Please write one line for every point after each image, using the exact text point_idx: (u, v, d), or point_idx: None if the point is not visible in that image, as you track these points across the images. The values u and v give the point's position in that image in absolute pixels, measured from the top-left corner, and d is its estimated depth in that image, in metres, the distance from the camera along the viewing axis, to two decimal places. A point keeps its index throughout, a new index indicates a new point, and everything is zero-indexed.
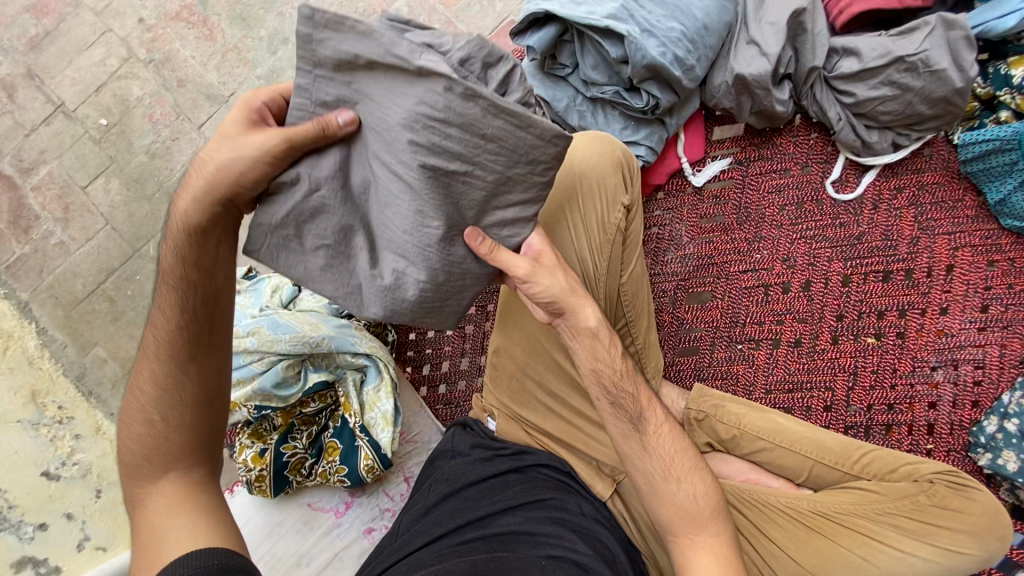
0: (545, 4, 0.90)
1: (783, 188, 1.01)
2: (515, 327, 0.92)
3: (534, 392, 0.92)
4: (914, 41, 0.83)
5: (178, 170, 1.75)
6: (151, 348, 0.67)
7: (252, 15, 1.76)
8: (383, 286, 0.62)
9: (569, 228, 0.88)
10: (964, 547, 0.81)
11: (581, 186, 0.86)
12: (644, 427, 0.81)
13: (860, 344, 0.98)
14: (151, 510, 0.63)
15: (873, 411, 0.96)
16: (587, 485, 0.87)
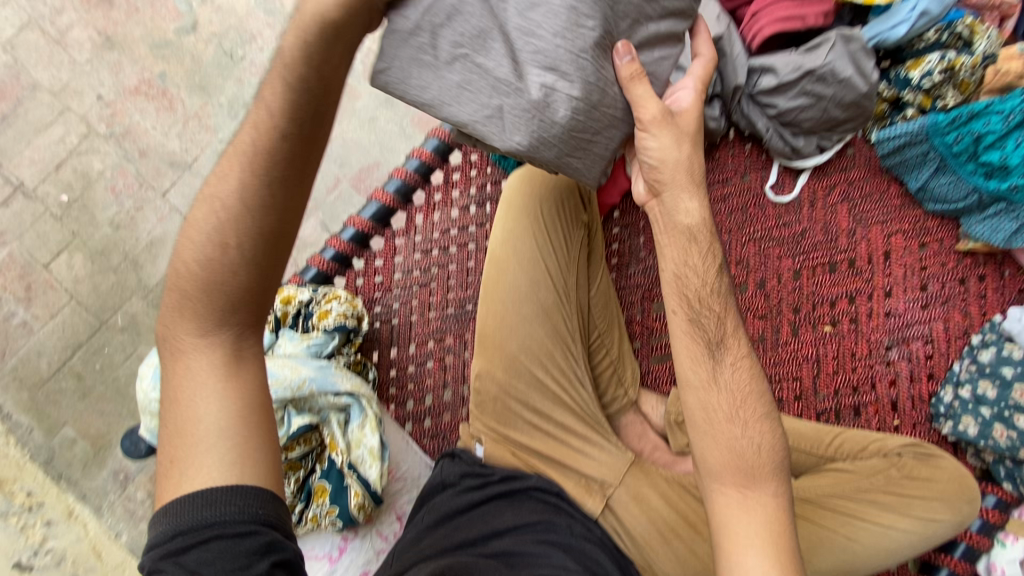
0: None
1: (728, 196, 1.08)
2: (495, 350, 0.94)
3: (519, 412, 0.94)
4: (820, 55, 0.92)
5: (144, 238, 1.74)
6: (239, 156, 0.69)
7: (211, 83, 1.82)
8: (533, 103, 0.65)
9: (534, 247, 0.92)
10: (936, 514, 0.87)
11: (543, 212, 0.92)
12: (722, 355, 0.82)
13: (819, 332, 1.04)
14: (196, 365, 0.70)
15: (841, 396, 1.01)
16: (577, 504, 0.91)
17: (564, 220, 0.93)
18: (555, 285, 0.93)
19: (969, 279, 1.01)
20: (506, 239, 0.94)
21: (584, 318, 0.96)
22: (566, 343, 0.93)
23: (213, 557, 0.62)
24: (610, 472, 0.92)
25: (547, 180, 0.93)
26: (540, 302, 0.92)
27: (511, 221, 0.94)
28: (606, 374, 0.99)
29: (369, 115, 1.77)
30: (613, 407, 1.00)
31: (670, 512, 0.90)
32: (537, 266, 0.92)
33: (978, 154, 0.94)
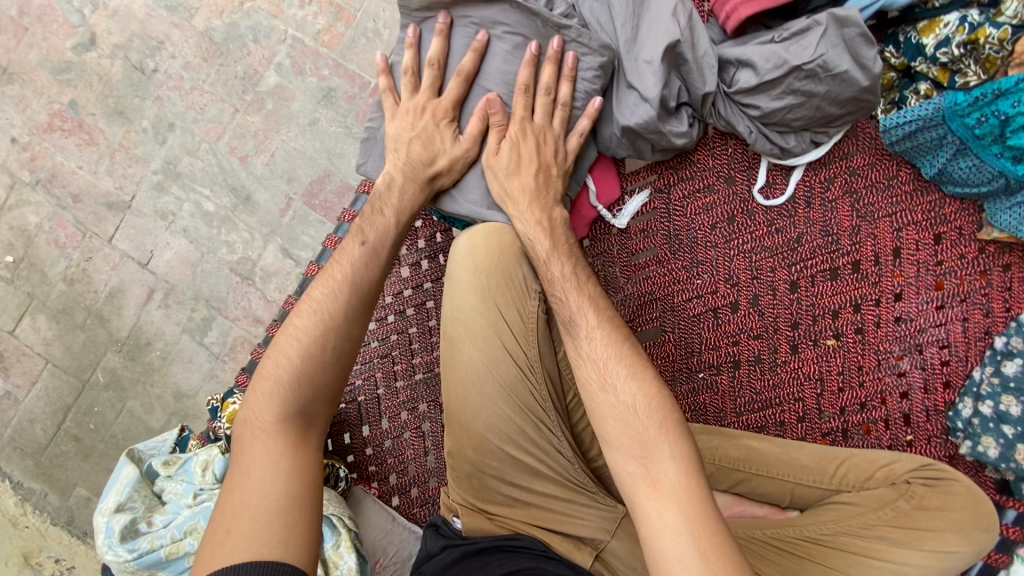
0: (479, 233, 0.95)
1: (711, 206, 0.95)
2: (463, 429, 0.88)
3: (500, 487, 0.88)
4: (808, 47, 0.78)
5: (102, 290, 1.64)
6: (333, 273, 0.81)
7: (127, 106, 1.62)
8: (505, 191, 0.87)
9: (488, 326, 0.86)
10: (952, 546, 0.78)
11: (491, 288, 0.86)
12: (578, 330, 0.80)
13: (821, 348, 0.93)
14: (263, 447, 0.73)
15: (847, 413, 0.93)
16: (567, 561, 0.83)
17: (515, 291, 0.86)
18: (516, 358, 0.86)
19: (991, 271, 0.88)
20: (458, 315, 0.87)
21: (556, 385, 0.88)
22: (536, 415, 0.86)
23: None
24: (600, 525, 0.85)
25: (493, 251, 0.86)
26: (501, 379, 0.86)
27: (458, 301, 0.87)
28: (589, 430, 0.92)
29: (308, 118, 1.58)
30: (599, 461, 0.92)
31: None
32: (494, 343, 0.86)
33: (1005, 136, 0.79)
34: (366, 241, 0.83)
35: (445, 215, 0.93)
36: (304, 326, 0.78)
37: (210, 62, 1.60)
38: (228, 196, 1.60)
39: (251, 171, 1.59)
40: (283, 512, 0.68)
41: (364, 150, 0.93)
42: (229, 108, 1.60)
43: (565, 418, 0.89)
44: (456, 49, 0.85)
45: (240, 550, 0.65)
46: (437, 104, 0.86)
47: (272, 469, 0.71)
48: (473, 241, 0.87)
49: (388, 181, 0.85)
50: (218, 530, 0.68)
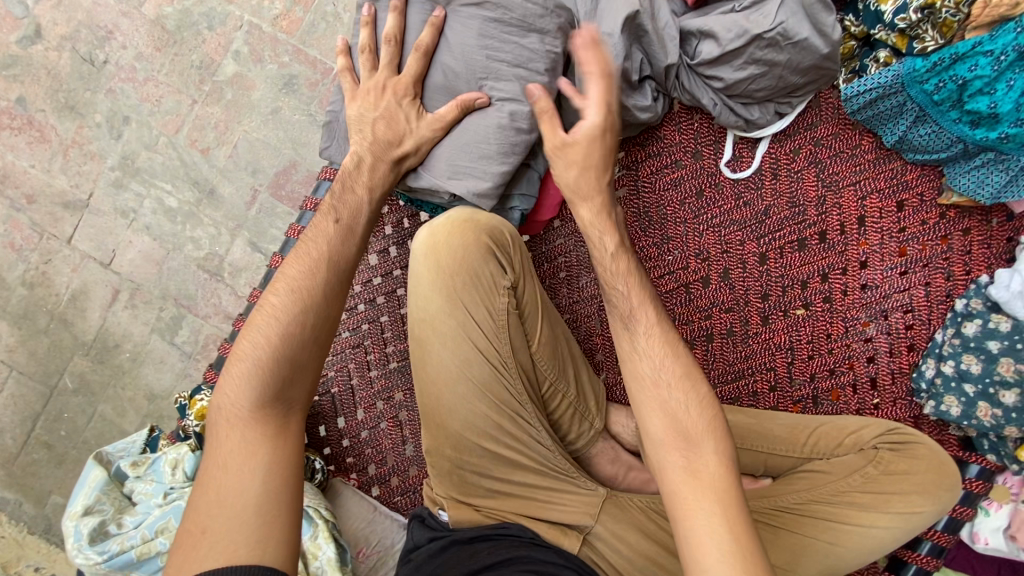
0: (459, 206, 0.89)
1: (679, 181, 0.95)
2: (439, 429, 0.89)
3: (482, 482, 0.89)
4: (767, 15, 0.78)
5: (64, 293, 1.58)
6: (305, 251, 0.79)
7: (78, 100, 1.55)
8: (481, 157, 0.81)
9: (459, 322, 0.86)
10: (918, 506, 0.80)
11: (458, 285, 0.85)
12: (636, 326, 0.76)
13: (791, 318, 0.95)
14: (239, 437, 0.71)
15: (817, 380, 0.94)
16: (554, 547, 0.84)
17: (484, 288, 0.85)
18: (488, 356, 0.86)
19: (951, 236, 0.89)
20: (426, 316, 0.87)
21: (530, 376, 0.89)
22: (513, 410, 0.87)
23: None
24: (582, 510, 0.88)
25: (457, 246, 0.84)
26: (474, 379, 0.86)
27: (426, 299, 0.87)
28: (567, 415, 0.93)
29: (271, 108, 1.53)
30: (577, 443, 0.95)
31: (649, 544, 0.86)
32: (464, 343, 0.86)
33: (963, 101, 0.80)
34: (340, 219, 0.81)
35: (412, 198, 0.91)
36: (283, 307, 0.76)
37: (164, 51, 1.55)
38: (191, 190, 1.55)
39: (214, 164, 1.54)
40: (261, 513, 0.66)
41: (329, 134, 0.89)
42: (188, 99, 1.54)
43: (541, 408, 0.91)
44: (412, 25, 0.83)
45: (216, 556, 0.63)
46: (398, 82, 0.82)
47: (250, 462, 0.69)
48: (435, 237, 0.86)
49: (357, 161, 0.82)
50: (191, 530, 0.65)
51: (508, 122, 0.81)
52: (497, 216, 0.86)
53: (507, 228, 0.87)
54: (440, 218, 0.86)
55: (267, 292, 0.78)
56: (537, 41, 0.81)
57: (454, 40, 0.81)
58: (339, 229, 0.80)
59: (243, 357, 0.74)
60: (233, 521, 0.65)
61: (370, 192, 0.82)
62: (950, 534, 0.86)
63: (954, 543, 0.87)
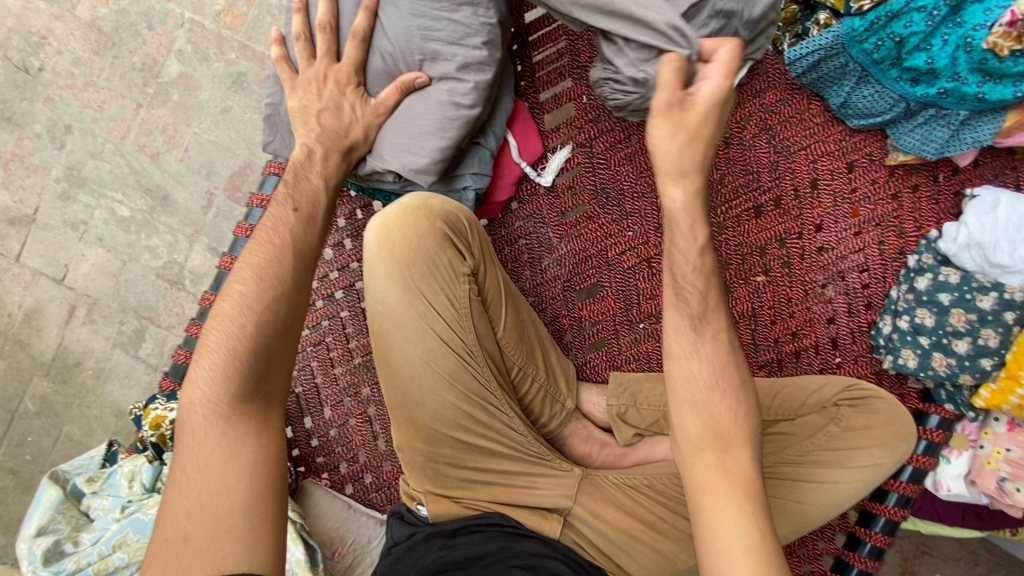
0: (410, 186, 0.87)
1: (634, 156, 0.95)
2: (409, 425, 0.87)
3: (457, 475, 0.88)
4: None
5: (17, 312, 1.52)
6: (264, 235, 0.76)
7: (15, 110, 1.49)
8: (420, 133, 0.79)
9: (421, 313, 0.85)
10: (878, 459, 0.83)
11: (417, 276, 0.84)
12: (705, 328, 0.73)
13: (753, 285, 0.95)
14: (213, 438, 0.68)
15: (781, 344, 0.95)
16: (534, 539, 0.85)
17: (444, 276, 0.84)
18: (454, 345, 0.85)
19: (901, 194, 0.91)
20: (385, 308, 0.86)
21: (498, 361, 0.89)
22: (482, 397, 0.86)
23: None
24: (560, 492, 0.89)
25: (413, 234, 0.83)
26: (440, 371, 0.85)
27: (385, 293, 0.85)
28: (537, 398, 0.94)
29: (221, 107, 1.48)
30: (550, 424, 0.96)
31: (627, 519, 0.88)
32: (427, 335, 0.85)
33: (902, 58, 0.80)
34: (299, 208, 0.78)
35: (364, 186, 0.89)
36: (253, 295, 0.73)
37: (102, 54, 1.49)
38: (143, 198, 1.49)
39: (165, 169, 1.49)
40: (247, 516, 0.65)
41: (270, 127, 0.86)
42: (131, 103, 1.49)
43: (511, 392, 0.91)
44: (346, 10, 0.80)
45: (200, 563, 0.62)
46: (337, 69, 0.80)
47: (232, 464, 0.67)
48: (389, 227, 0.84)
49: (306, 152, 0.79)
50: (173, 538, 0.64)
51: (448, 98, 0.78)
52: (453, 202, 0.85)
53: (463, 213, 0.86)
54: (392, 206, 0.85)
55: (230, 278, 0.75)
56: (470, 14, 0.78)
57: (389, 23, 0.79)
58: (300, 219, 0.78)
59: (216, 351, 0.71)
60: (213, 526, 0.63)
61: (324, 183, 0.80)
62: (914, 485, 0.88)
63: (919, 494, 0.90)
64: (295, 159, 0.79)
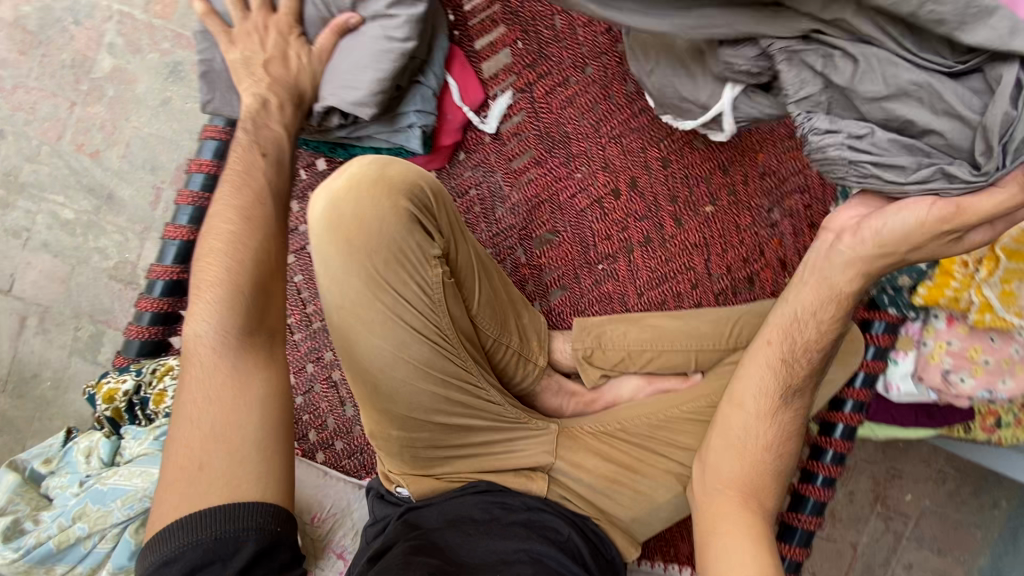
0: (354, 127, 0.87)
1: (574, 98, 0.96)
2: (383, 413, 0.83)
3: (435, 454, 0.86)
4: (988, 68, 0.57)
5: None
6: (237, 179, 0.75)
7: None
8: (357, 67, 0.79)
9: (389, 304, 0.79)
10: (830, 379, 0.89)
11: (381, 265, 0.78)
12: (794, 400, 0.79)
13: (701, 216, 0.97)
14: (217, 371, 0.68)
15: (733, 271, 0.98)
16: (522, 495, 0.87)
17: (412, 261, 0.79)
18: (427, 333, 0.80)
19: None
20: (344, 299, 0.78)
21: (473, 338, 0.86)
22: (460, 378, 0.83)
23: (227, 517, 0.61)
24: (543, 451, 0.89)
25: (372, 214, 0.76)
26: (414, 361, 0.80)
27: (342, 282, 0.78)
28: (512, 361, 0.91)
29: (159, 98, 1.44)
30: (524, 381, 0.94)
31: (604, 464, 0.89)
32: (397, 326, 0.79)
33: None
34: (268, 153, 0.77)
35: (311, 138, 0.90)
36: (241, 233, 0.72)
37: (30, 54, 1.44)
38: (87, 198, 1.45)
39: (107, 167, 1.45)
40: (260, 448, 0.66)
41: (207, 85, 0.83)
42: (65, 102, 1.44)
43: (486, 361, 0.89)
44: None
45: (214, 491, 0.63)
46: (276, 19, 0.80)
47: (244, 396, 0.68)
48: (344, 208, 0.77)
49: (261, 100, 0.78)
50: (187, 466, 0.64)
51: (382, 33, 0.79)
52: (415, 175, 0.79)
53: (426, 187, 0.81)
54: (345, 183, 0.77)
55: (214, 219, 0.73)
56: None
57: None
58: (270, 163, 0.77)
59: (215, 286, 0.70)
60: (228, 455, 0.65)
61: (287, 131, 0.80)
62: (866, 389, 0.92)
63: (871, 398, 0.94)
64: (248, 108, 0.78)
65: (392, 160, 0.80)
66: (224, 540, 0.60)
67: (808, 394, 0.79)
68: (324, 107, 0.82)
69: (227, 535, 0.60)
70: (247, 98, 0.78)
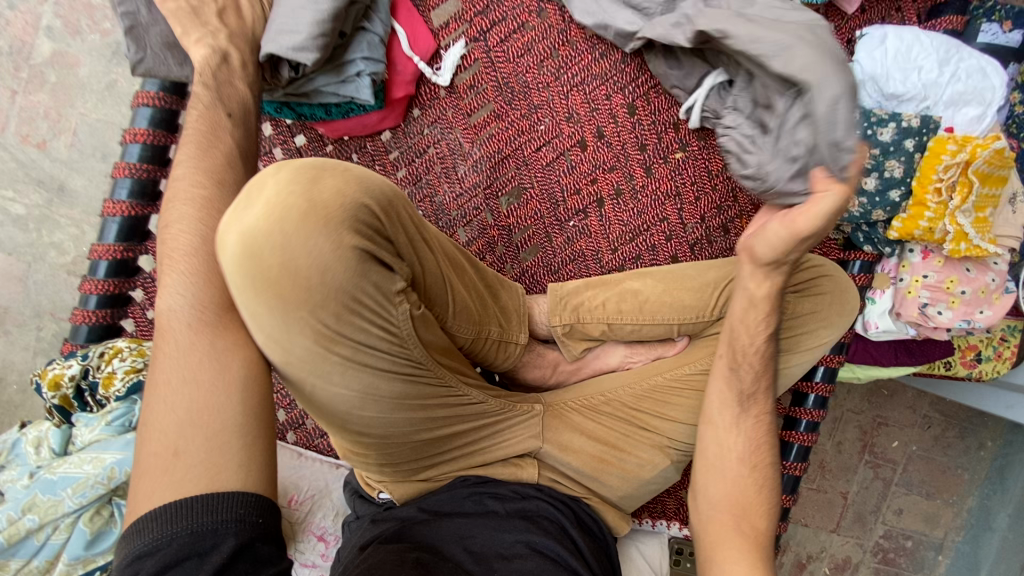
0: (302, 81, 0.83)
1: (531, 45, 0.92)
2: (358, 445, 0.70)
3: (417, 462, 0.77)
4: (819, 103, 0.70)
5: None
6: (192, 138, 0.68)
7: None
8: (294, 9, 0.76)
9: (351, 356, 0.62)
10: (824, 338, 0.83)
11: (332, 312, 0.59)
12: (751, 406, 0.78)
13: (672, 164, 0.94)
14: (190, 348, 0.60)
15: (707, 220, 0.95)
16: (512, 483, 0.80)
17: (369, 297, 0.61)
18: (398, 369, 0.65)
19: None
20: (288, 357, 0.60)
21: (448, 349, 0.72)
22: (440, 394, 0.72)
23: (203, 509, 0.54)
24: (530, 437, 0.82)
25: (309, 252, 0.58)
26: (387, 403, 0.66)
27: (279, 336, 0.59)
28: (490, 347, 0.80)
29: (106, 81, 1.38)
30: (506, 362, 0.84)
31: (592, 444, 0.83)
32: (362, 375, 0.63)
33: None
34: (232, 113, 0.71)
35: (280, 105, 0.87)
36: (216, 199, 0.65)
37: None
38: (37, 191, 1.38)
39: (56, 158, 1.38)
40: (243, 434, 0.59)
41: (134, 42, 0.76)
42: (6, 90, 1.37)
43: (461, 359, 0.76)
44: None
45: (197, 475, 0.56)
46: None
47: (225, 377, 0.60)
48: (268, 244, 0.57)
49: (223, 56, 0.73)
50: (162, 454, 0.56)
51: None
52: (356, 187, 0.60)
53: (366, 198, 0.61)
54: (262, 213, 0.57)
55: (178, 184, 0.66)
56: None
57: None
58: (236, 124, 0.71)
59: (188, 255, 0.62)
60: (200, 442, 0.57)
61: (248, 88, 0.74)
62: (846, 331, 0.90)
63: (851, 339, 0.92)
64: (205, 62, 0.72)
65: (323, 172, 0.60)
66: (202, 534, 0.53)
67: (762, 399, 0.78)
68: (263, 57, 0.77)
69: (205, 528, 0.53)
70: (202, 50, 0.72)
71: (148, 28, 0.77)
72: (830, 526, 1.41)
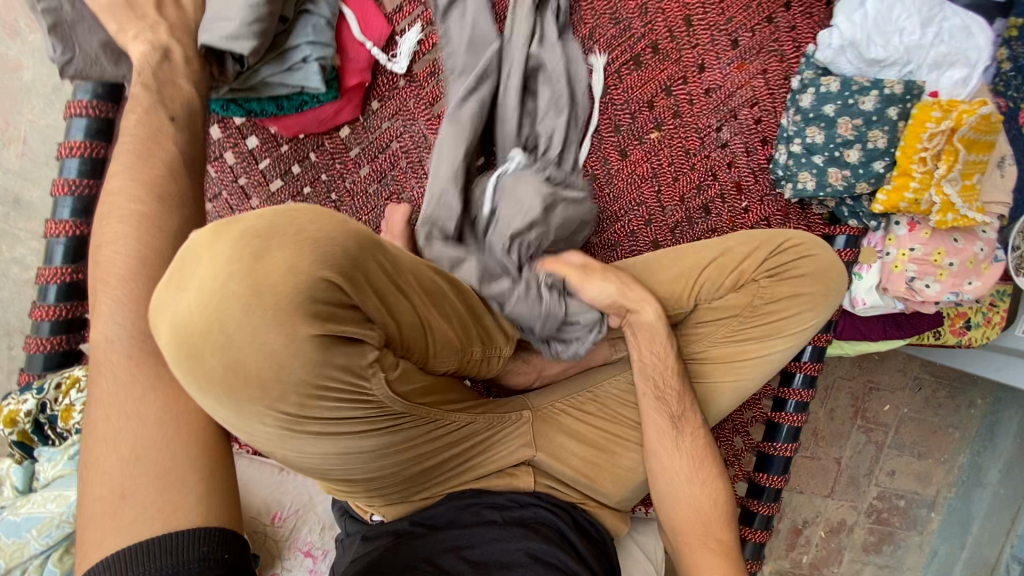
0: (244, 73, 0.77)
1: (494, 26, 0.88)
2: (344, 483, 0.68)
3: (411, 487, 0.73)
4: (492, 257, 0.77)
5: None
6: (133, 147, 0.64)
7: None
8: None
9: (323, 429, 0.59)
10: (809, 320, 0.80)
11: (296, 399, 0.55)
12: (685, 426, 0.78)
13: (647, 144, 0.89)
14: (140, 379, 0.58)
15: (687, 202, 0.90)
16: (508, 492, 0.77)
17: (336, 373, 0.56)
18: (376, 428, 0.62)
19: (776, 16, 0.88)
20: (251, 436, 0.57)
21: (431, 387, 0.68)
22: (425, 433, 0.69)
23: (162, 550, 0.52)
24: (518, 442, 0.79)
25: (258, 346, 0.52)
26: (368, 457, 0.64)
27: (239, 420, 0.56)
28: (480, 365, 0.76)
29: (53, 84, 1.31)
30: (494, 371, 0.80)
31: (582, 446, 0.81)
32: (336, 442, 0.60)
33: None
34: (175, 117, 0.67)
35: (229, 101, 0.81)
36: (155, 216, 0.62)
37: None
38: None
39: (7, 169, 1.31)
40: (202, 467, 0.57)
41: (61, 42, 0.71)
42: None
43: (448, 384, 0.72)
44: None
45: (149, 515, 0.54)
46: None
47: (171, 413, 0.58)
48: (216, 337, 0.51)
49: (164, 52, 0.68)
50: (107, 496, 0.55)
51: None
52: (308, 258, 0.52)
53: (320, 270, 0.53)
54: (196, 302, 0.51)
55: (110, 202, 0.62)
56: None
57: None
58: (180, 128, 0.67)
59: (126, 282, 0.60)
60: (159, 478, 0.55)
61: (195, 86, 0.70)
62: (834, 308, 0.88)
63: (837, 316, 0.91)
64: (144, 60, 0.67)
65: (266, 245, 0.52)
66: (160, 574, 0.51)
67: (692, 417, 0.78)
68: (202, 49, 0.71)
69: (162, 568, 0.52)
70: (142, 46, 0.67)
71: (75, 25, 0.72)
72: (825, 491, 1.41)
